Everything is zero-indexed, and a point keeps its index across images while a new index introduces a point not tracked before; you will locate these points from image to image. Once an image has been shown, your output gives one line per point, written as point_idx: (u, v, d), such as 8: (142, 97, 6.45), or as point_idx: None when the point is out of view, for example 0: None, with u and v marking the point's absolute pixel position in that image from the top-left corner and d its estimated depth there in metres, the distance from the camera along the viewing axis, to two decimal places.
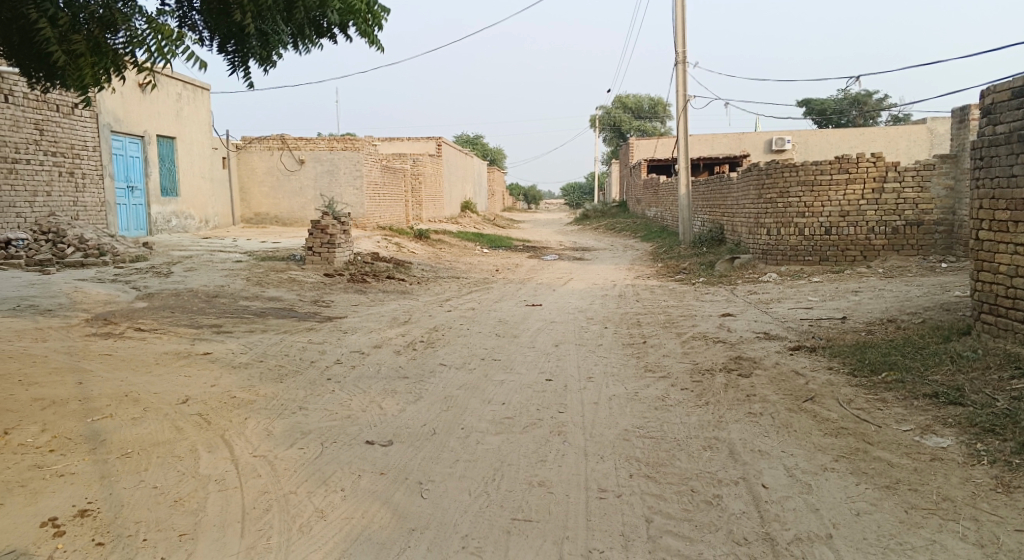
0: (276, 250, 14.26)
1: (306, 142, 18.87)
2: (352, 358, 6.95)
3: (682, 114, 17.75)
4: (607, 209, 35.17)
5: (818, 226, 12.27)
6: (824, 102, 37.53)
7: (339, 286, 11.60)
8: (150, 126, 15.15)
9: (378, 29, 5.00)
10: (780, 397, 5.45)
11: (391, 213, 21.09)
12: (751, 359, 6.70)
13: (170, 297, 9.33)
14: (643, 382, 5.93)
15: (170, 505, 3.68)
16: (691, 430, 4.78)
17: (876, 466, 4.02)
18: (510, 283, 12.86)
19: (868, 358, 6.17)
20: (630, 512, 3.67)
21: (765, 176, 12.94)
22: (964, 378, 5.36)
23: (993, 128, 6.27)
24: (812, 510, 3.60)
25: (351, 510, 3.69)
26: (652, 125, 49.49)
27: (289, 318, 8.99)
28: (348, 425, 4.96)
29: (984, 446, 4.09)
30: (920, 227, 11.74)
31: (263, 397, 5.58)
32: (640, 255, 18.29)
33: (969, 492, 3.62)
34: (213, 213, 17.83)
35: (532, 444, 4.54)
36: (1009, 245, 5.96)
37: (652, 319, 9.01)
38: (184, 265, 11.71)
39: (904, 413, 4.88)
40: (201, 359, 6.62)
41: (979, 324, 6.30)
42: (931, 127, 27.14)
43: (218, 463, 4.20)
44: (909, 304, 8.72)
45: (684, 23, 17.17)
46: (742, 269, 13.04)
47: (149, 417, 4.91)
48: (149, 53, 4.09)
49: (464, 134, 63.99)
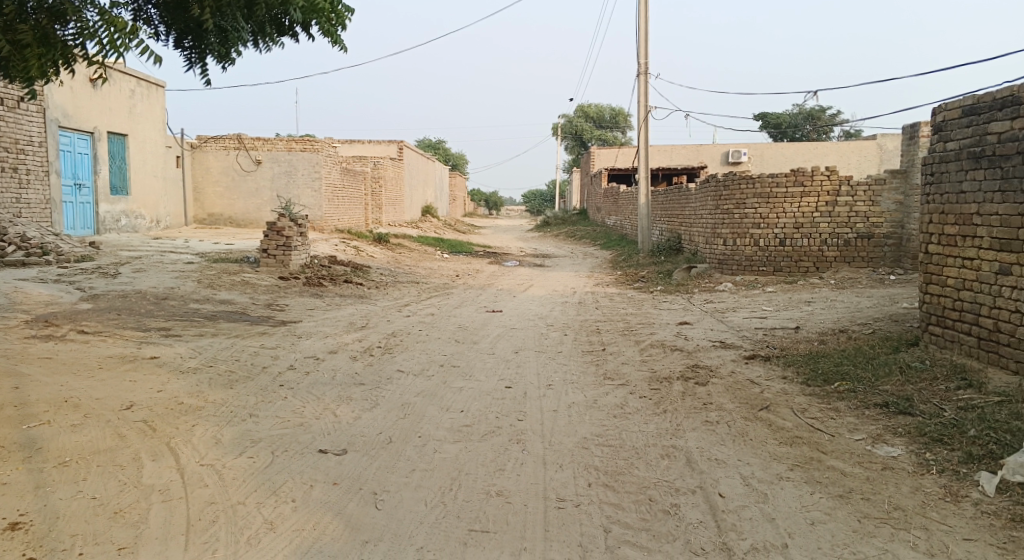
0: (230, 251, 13.93)
1: (263, 143, 18.53)
2: (306, 364, 6.79)
3: (643, 124, 17.95)
4: (568, 216, 35.31)
5: (773, 237, 12.50)
6: (779, 116, 38.41)
7: (295, 290, 11.37)
8: (100, 122, 14.67)
9: (341, 29, 4.89)
10: (737, 405, 5.49)
11: (350, 216, 20.83)
12: (708, 367, 6.74)
13: (116, 299, 9.00)
14: (602, 390, 5.92)
15: (109, 517, 3.51)
16: (648, 439, 4.78)
17: (830, 475, 4.06)
18: (471, 289, 12.78)
19: (821, 368, 6.27)
20: (589, 522, 3.64)
21: (723, 187, 13.16)
22: (913, 388, 5.48)
23: (944, 145, 6.44)
24: (767, 520, 3.61)
25: (301, 521, 3.57)
26: (613, 135, 50.00)
27: (242, 322, 8.76)
28: (300, 433, 4.82)
29: (933, 455, 4.18)
30: (870, 240, 12.03)
31: (212, 403, 5.40)
32: (600, 263, 18.39)
33: (919, 502, 3.68)
34: (165, 213, 17.35)
35: (489, 452, 4.47)
36: (956, 259, 6.13)
37: (612, 326, 9.03)
38: (133, 265, 11.34)
39: (856, 422, 4.95)
40: (148, 363, 6.38)
41: (927, 335, 6.47)
42: (880, 144, 27.96)
43: (162, 473, 4.03)
44: (860, 315, 8.93)
45: (646, 34, 17.37)
46: (699, 278, 13.21)
47: (89, 424, 4.69)
48: (101, 45, 3.91)
49: (426, 138, 63.86)
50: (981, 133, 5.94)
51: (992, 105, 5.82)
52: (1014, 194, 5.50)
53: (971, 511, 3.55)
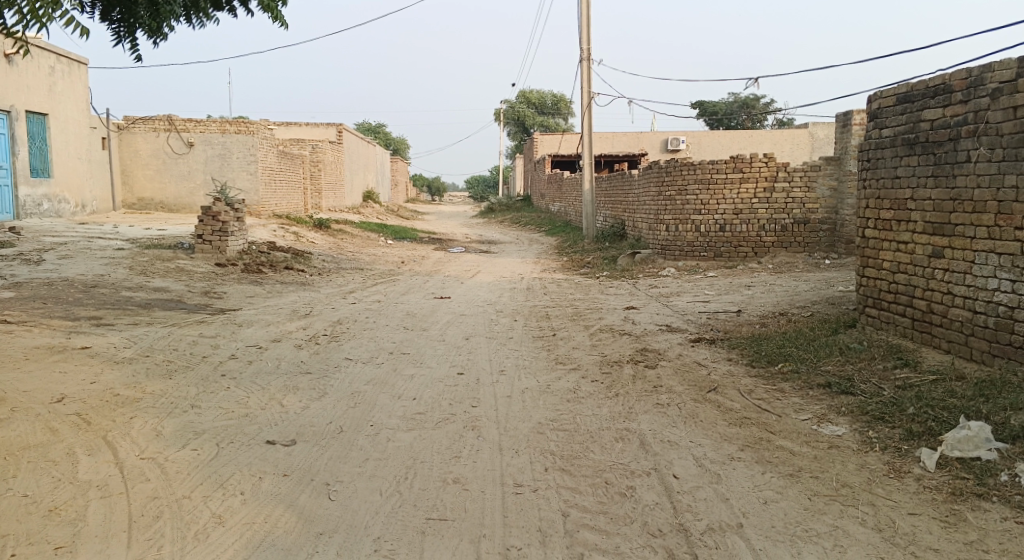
0: (163, 237, 13.38)
1: (195, 124, 17.87)
2: (249, 353, 6.57)
3: (586, 110, 18.02)
4: (511, 203, 35.29)
5: (713, 223, 12.75)
6: (716, 104, 39.22)
7: (233, 277, 11.01)
8: (18, 100, 13.83)
9: (281, 5, 4.68)
10: (686, 388, 5.57)
11: (289, 201, 20.30)
12: (656, 351, 6.83)
13: (41, 287, 8.53)
14: (554, 375, 5.92)
15: (43, 515, 3.31)
16: (602, 422, 4.80)
17: (780, 455, 4.16)
18: (417, 276, 12.62)
19: (765, 350, 6.42)
20: (547, 507, 3.62)
21: (665, 174, 13.34)
22: (853, 368, 5.66)
23: (879, 132, 6.64)
24: (722, 500, 3.67)
25: (252, 514, 3.45)
26: (555, 122, 50.17)
27: (178, 311, 8.42)
28: (246, 424, 4.66)
29: (875, 433, 4.32)
30: (806, 226, 12.40)
31: (151, 394, 5.16)
32: (545, 249, 18.45)
33: (865, 478, 3.80)
34: (91, 197, 16.53)
35: (444, 440, 4.41)
36: (892, 243, 6.36)
37: (560, 311, 9.06)
38: (58, 252, 10.77)
39: (801, 402, 5.09)
40: (79, 354, 6.06)
41: (864, 317, 6.71)
42: (812, 132, 28.87)
43: (100, 468, 3.83)
44: (798, 298, 9.20)
45: (589, 20, 17.39)
46: (642, 264, 13.39)
47: (17, 418, 4.42)
48: (21, 15, 3.64)
49: (366, 122, 62.80)
50: (914, 120, 6.14)
51: (924, 93, 6.02)
52: (947, 180, 5.71)
53: (914, 486, 3.68)
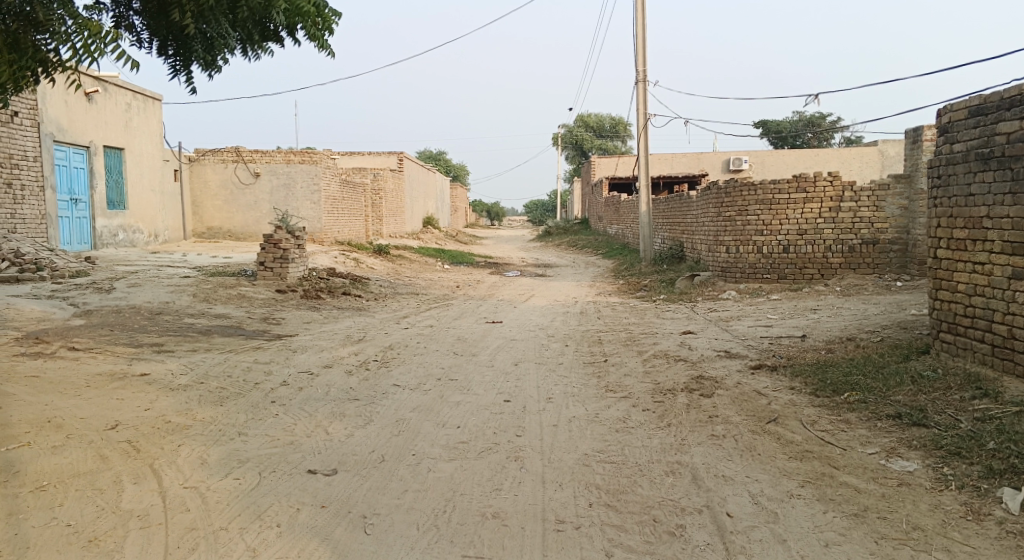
0: (228, 265, 13.77)
1: (261, 155, 18.43)
2: (300, 380, 6.61)
3: (643, 132, 17.82)
4: (570, 226, 35.14)
5: (776, 244, 12.31)
6: (779, 123, 38.37)
7: (292, 303, 11.20)
8: (96, 136, 14.57)
9: (329, 33, 4.72)
10: (743, 418, 5.29)
11: (350, 228, 20.70)
12: (713, 378, 6.55)
13: (110, 315, 8.84)
14: (604, 403, 5.73)
15: (82, 545, 3.33)
16: (652, 454, 4.58)
17: (843, 492, 3.87)
18: (470, 300, 12.59)
19: (830, 377, 6.07)
20: (589, 546, 3.44)
21: (724, 194, 13.00)
22: (926, 398, 5.28)
23: (950, 147, 6.26)
24: (779, 542, 3.42)
25: (286, 548, 3.39)
26: (614, 144, 49.96)
27: (237, 337, 8.59)
28: (289, 452, 4.64)
29: (951, 470, 3.98)
30: (875, 246, 11.83)
31: (200, 421, 5.21)
32: (601, 272, 18.23)
33: (939, 521, 3.48)
34: (163, 227, 17.22)
35: (486, 471, 4.28)
36: (967, 264, 5.94)
37: (614, 336, 8.84)
38: (128, 280, 11.18)
39: (868, 434, 4.76)
40: (137, 380, 6.21)
41: (938, 342, 6.28)
42: (881, 150, 27.83)
43: (143, 497, 3.85)
44: (867, 322, 8.73)
45: (644, 41, 17.25)
46: (702, 286, 13.03)
47: (71, 445, 4.51)
48: (74, 50, 3.76)
49: (427, 150, 64.04)
50: (989, 133, 5.76)
51: (999, 105, 5.65)
52: None
53: (995, 530, 3.35)
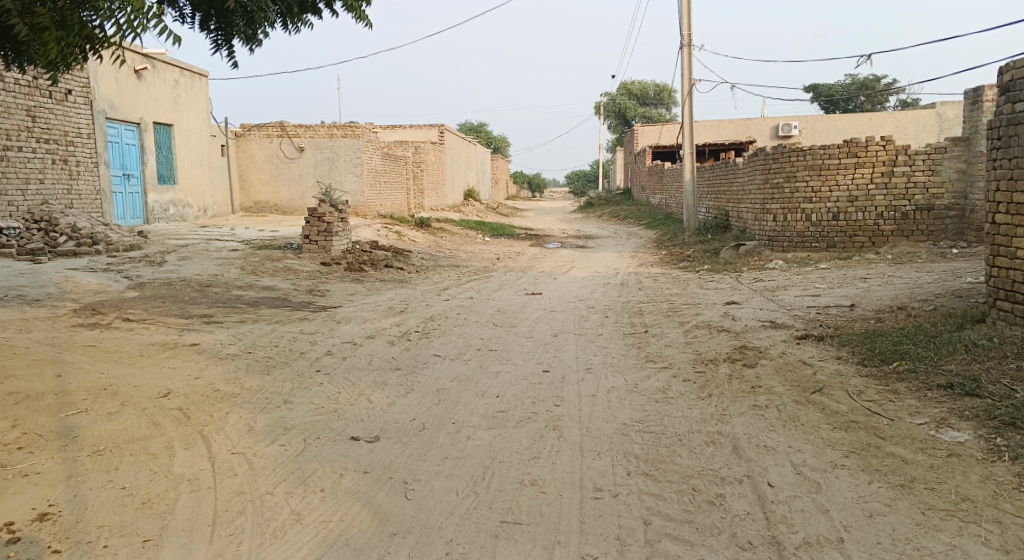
0: (274, 238, 14.03)
1: (305, 130, 18.62)
2: (344, 349, 6.73)
3: (688, 99, 17.43)
4: (612, 197, 34.77)
5: (825, 211, 11.97)
6: (831, 87, 37.12)
7: (336, 275, 11.37)
8: (146, 113, 14.90)
9: (366, 4, 4.70)
10: (787, 388, 5.20)
11: (393, 201, 20.86)
12: (756, 348, 6.44)
13: (162, 287, 9.12)
14: (644, 373, 5.69)
15: (137, 507, 3.47)
16: (692, 424, 4.55)
17: (890, 463, 3.77)
18: (511, 272, 12.60)
19: (878, 347, 5.92)
20: (627, 514, 3.44)
21: (771, 161, 12.65)
22: (980, 368, 5.10)
23: (1012, 106, 5.97)
24: (821, 512, 3.36)
25: (329, 512, 3.47)
26: (658, 112, 49.03)
27: (283, 308, 8.77)
28: (333, 419, 4.74)
29: (1004, 441, 3.85)
30: (930, 212, 11.41)
31: (248, 390, 5.36)
32: (644, 243, 18.02)
33: (990, 492, 3.37)
34: (211, 202, 17.60)
35: (524, 440, 4.31)
36: None
37: (655, 307, 8.75)
38: (179, 254, 11.49)
39: (918, 404, 4.63)
40: (188, 350, 6.40)
41: (994, 311, 6.04)
42: (939, 112, 26.71)
43: (193, 462, 3.99)
44: (920, 291, 8.45)
45: (689, 3, 16.78)
46: (747, 256, 12.78)
47: (126, 412, 4.69)
48: (118, 26, 3.81)
49: (469, 122, 63.91)
50: None
51: None
52: None
53: None
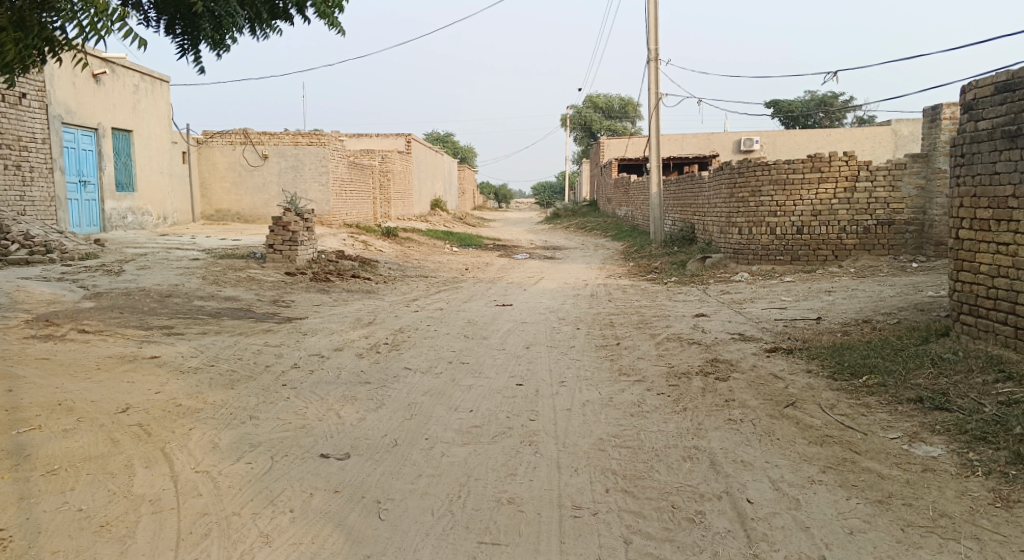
0: (237, 247, 13.73)
1: (269, 137, 18.33)
2: (311, 362, 6.57)
3: (655, 112, 17.61)
4: (579, 208, 34.96)
5: (789, 226, 12.15)
6: (791, 103, 37.96)
7: (301, 286, 11.15)
8: (104, 117, 14.49)
9: (338, 10, 4.60)
10: (761, 402, 5.21)
11: (359, 210, 20.63)
12: (728, 361, 6.46)
13: (120, 297, 8.82)
14: (618, 387, 5.65)
15: (94, 531, 3.29)
16: (669, 439, 4.51)
17: (866, 478, 3.78)
18: (480, 283, 12.50)
19: (847, 361, 5.97)
20: (607, 533, 3.38)
21: (737, 175, 12.82)
22: (948, 382, 5.17)
23: (974, 124, 6.11)
24: (801, 529, 3.34)
25: (299, 533, 3.34)
26: (623, 125, 49.55)
27: (246, 319, 8.55)
28: (301, 436, 4.59)
29: (976, 455, 3.89)
30: (891, 227, 11.66)
31: (211, 405, 5.17)
32: (611, 255, 18.10)
33: (967, 508, 3.39)
34: (171, 209, 17.17)
35: (500, 456, 4.22)
36: (991, 245, 5.80)
37: (626, 319, 8.75)
38: (137, 263, 11.15)
39: (889, 419, 4.67)
40: (147, 363, 6.17)
41: (958, 325, 6.15)
42: (895, 129, 27.46)
43: (154, 481, 3.81)
44: (884, 304, 8.60)
45: (656, 19, 17.00)
46: (714, 268, 12.90)
47: (82, 428, 4.48)
48: (81, 28, 3.66)
49: (435, 132, 63.75)
50: (1016, 111, 5.59)
51: None
52: None
53: None
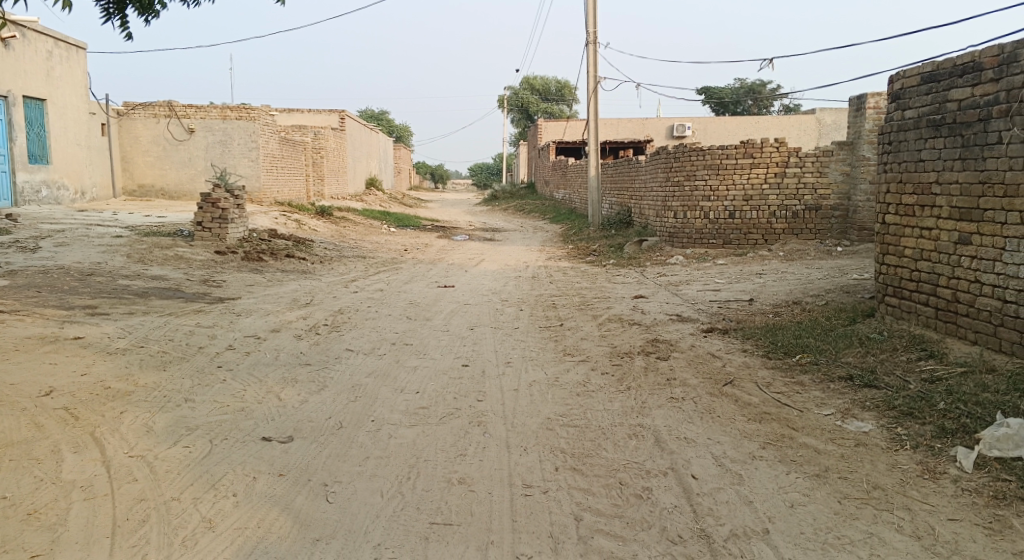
0: (162, 225, 13.14)
1: (196, 110, 17.58)
2: (248, 343, 6.36)
3: (592, 95, 17.70)
4: (516, 190, 35.00)
5: (722, 210, 12.47)
6: (721, 90, 38.92)
7: (233, 265, 10.78)
8: (14, 85, 13.60)
9: None
10: (701, 381, 5.34)
11: (291, 188, 20.07)
12: (667, 341, 6.59)
13: (36, 275, 8.32)
14: (563, 367, 5.69)
15: (21, 519, 3.10)
16: (614, 418, 4.57)
17: (804, 453, 3.93)
18: (419, 264, 12.37)
19: (781, 340, 6.18)
20: (559, 510, 3.40)
21: (673, 159, 13.06)
22: (875, 360, 5.42)
23: (901, 113, 6.35)
24: (745, 503, 3.45)
25: (244, 518, 3.23)
26: (559, 108, 49.76)
27: (176, 299, 8.21)
28: (241, 419, 4.44)
29: (905, 430, 4.09)
30: (818, 212, 12.10)
31: (143, 387, 4.95)
32: (549, 237, 18.20)
33: (898, 480, 3.57)
34: (90, 184, 16.30)
35: (449, 436, 4.19)
36: (914, 229, 6.08)
37: (567, 300, 8.82)
38: (54, 239, 10.55)
39: (823, 396, 4.86)
40: (71, 344, 5.85)
41: (883, 306, 6.45)
42: (818, 118, 28.53)
43: (85, 466, 3.62)
44: (812, 286, 8.94)
45: (595, 2, 17.04)
46: (650, 251, 13.14)
47: (2, 412, 4.21)
48: None
49: (369, 109, 62.54)
50: (941, 100, 5.84)
51: (952, 72, 5.72)
52: (975, 162, 5.42)
53: (952, 488, 3.45)
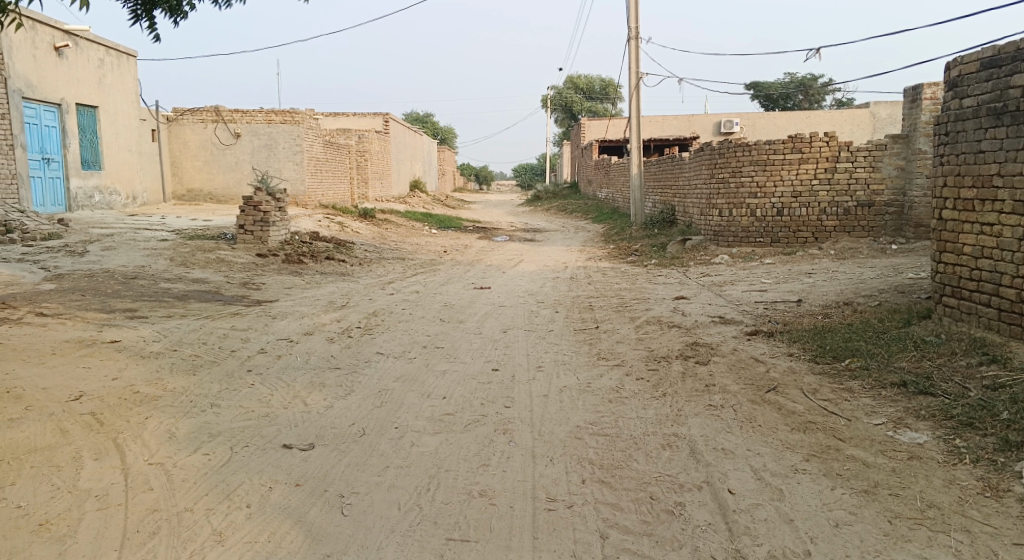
0: (208, 228, 13.34)
1: (242, 115, 17.87)
2: (279, 347, 6.32)
3: (635, 92, 17.38)
4: (559, 190, 34.73)
5: (769, 207, 12.04)
6: (770, 85, 37.96)
7: (273, 267, 10.85)
8: (68, 93, 14.00)
9: None
10: (742, 387, 5.06)
11: (335, 190, 20.25)
12: (708, 345, 6.31)
13: (82, 279, 8.49)
14: (596, 372, 5.48)
15: (32, 531, 3.06)
16: (647, 426, 4.35)
17: (851, 467, 3.65)
18: (458, 265, 12.27)
19: (829, 344, 5.85)
20: (583, 526, 3.21)
21: (717, 156, 12.68)
22: (931, 365, 5.07)
23: (959, 102, 5.96)
24: (785, 522, 3.20)
25: (255, 530, 3.14)
26: (604, 107, 49.29)
27: (214, 302, 8.27)
28: (264, 425, 4.37)
29: (963, 442, 3.77)
30: (871, 208, 11.58)
31: (171, 391, 4.93)
32: (591, 237, 17.92)
33: (956, 498, 3.27)
34: (141, 189, 16.70)
35: (472, 445, 4.04)
36: (974, 225, 5.68)
37: (605, 302, 8.58)
38: (102, 243, 10.78)
39: (873, 404, 4.55)
40: (107, 348, 5.90)
41: (940, 307, 6.05)
42: (873, 112, 27.53)
43: (103, 474, 3.58)
44: (864, 286, 8.51)
45: None
46: (694, 250, 12.78)
47: (29, 418, 4.22)
48: None
49: (414, 113, 63.12)
50: (1003, 87, 5.44)
51: (1015, 57, 5.33)
52: None
53: (1017, 508, 3.14)
